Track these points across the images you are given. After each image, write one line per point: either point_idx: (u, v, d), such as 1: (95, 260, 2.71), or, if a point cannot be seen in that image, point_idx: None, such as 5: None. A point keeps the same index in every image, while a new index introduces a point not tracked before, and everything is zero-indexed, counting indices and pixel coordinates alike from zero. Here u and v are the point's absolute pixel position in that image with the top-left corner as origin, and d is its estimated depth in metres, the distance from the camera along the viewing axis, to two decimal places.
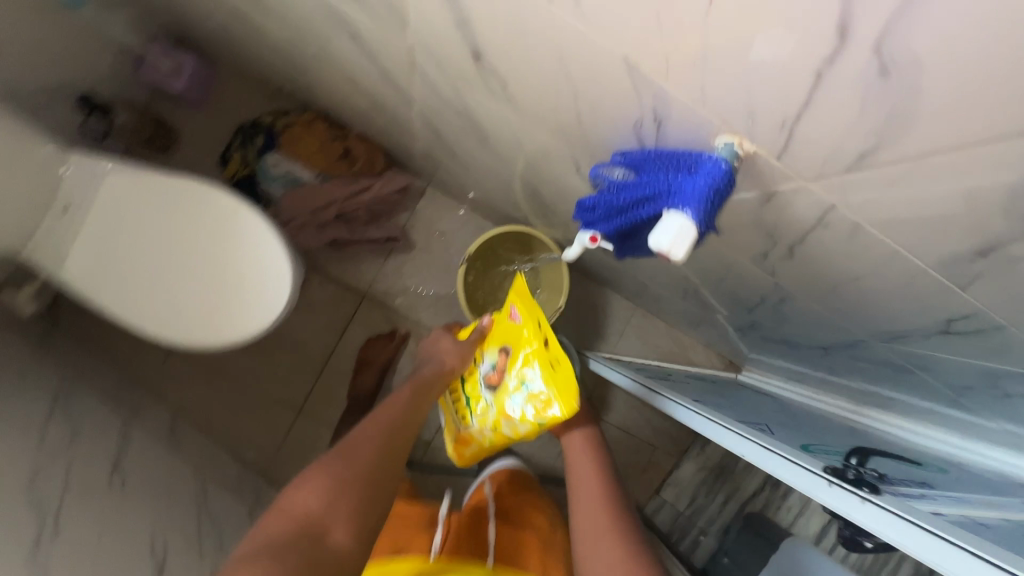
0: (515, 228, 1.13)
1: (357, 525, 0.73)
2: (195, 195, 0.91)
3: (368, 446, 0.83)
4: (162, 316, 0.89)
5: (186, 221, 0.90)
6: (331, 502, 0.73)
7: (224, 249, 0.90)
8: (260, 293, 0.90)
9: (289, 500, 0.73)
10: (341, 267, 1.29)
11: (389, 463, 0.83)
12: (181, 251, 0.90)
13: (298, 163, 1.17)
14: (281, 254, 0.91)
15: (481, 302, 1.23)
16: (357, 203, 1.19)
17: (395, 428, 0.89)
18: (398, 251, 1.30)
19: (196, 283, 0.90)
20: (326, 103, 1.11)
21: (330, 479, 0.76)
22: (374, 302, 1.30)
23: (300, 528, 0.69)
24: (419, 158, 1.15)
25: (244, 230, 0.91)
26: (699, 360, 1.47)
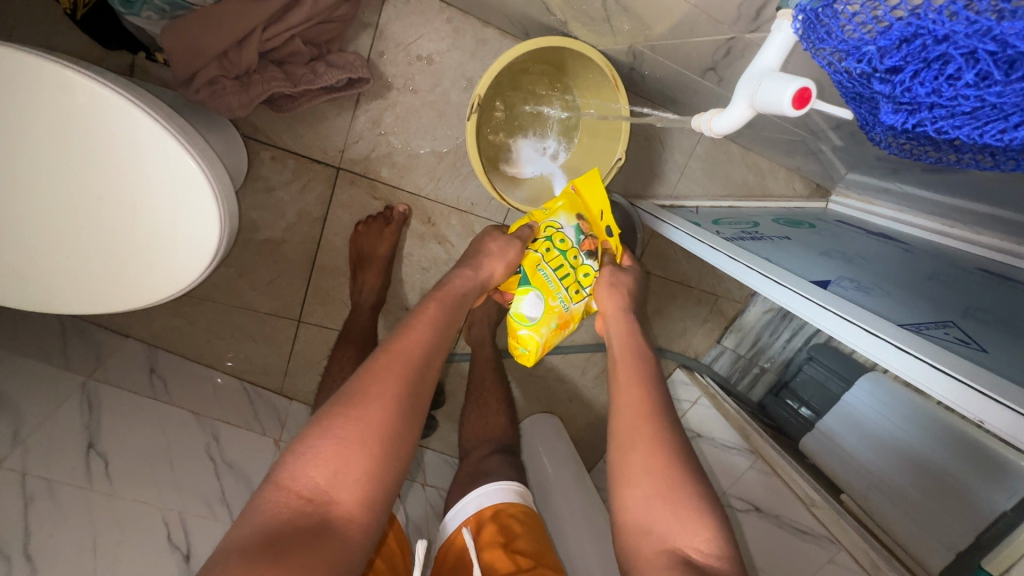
0: (550, 42, 0.73)
1: (379, 498, 0.50)
2: (7, 78, 0.54)
3: (391, 391, 0.53)
4: (49, 283, 0.62)
5: (3, 127, 0.55)
6: (342, 477, 0.49)
7: (95, 168, 0.58)
8: (178, 231, 0.61)
9: (285, 472, 0.49)
10: (296, 133, 0.91)
11: (424, 404, 0.56)
12: (29, 179, 0.57)
13: None
14: (192, 169, 0.59)
15: (499, 160, 0.89)
16: (288, 32, 0.75)
17: (430, 352, 0.58)
18: (368, 96, 0.90)
19: (76, 226, 0.60)
20: None
21: (344, 446, 0.49)
22: (354, 175, 0.95)
23: (305, 517, 0.47)
24: None
25: (119, 133, 0.57)
26: (776, 189, 1.17)
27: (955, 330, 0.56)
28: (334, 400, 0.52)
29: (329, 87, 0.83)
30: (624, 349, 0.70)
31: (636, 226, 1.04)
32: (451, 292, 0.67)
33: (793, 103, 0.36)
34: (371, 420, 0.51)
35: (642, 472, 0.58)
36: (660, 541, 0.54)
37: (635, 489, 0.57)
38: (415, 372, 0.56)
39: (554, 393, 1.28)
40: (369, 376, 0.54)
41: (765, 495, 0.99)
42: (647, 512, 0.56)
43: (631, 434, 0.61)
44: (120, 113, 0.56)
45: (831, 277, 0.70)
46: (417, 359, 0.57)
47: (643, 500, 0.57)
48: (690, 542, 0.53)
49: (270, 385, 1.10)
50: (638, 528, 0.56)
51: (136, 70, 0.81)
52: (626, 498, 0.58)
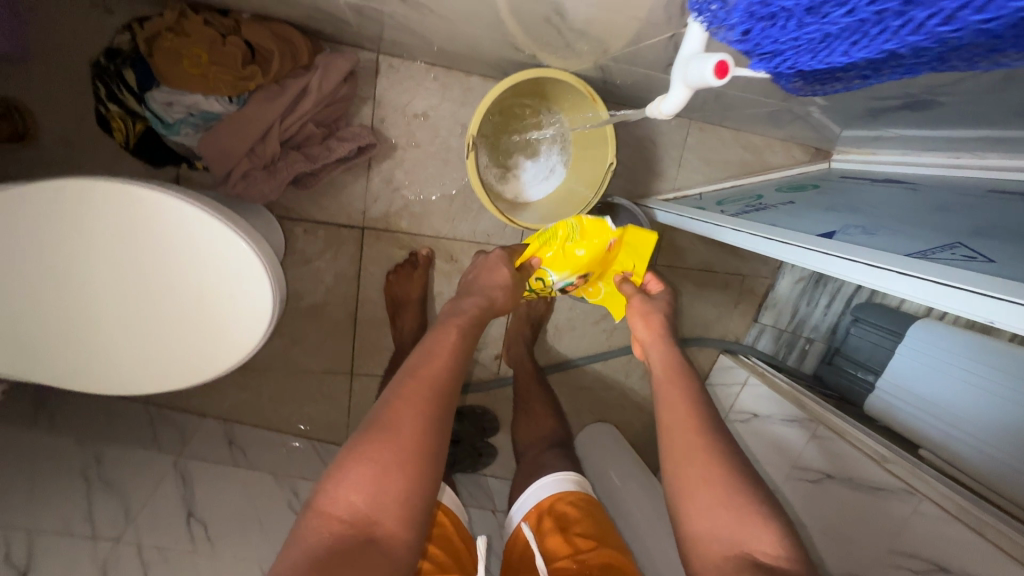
0: (526, 74, 0.80)
1: (419, 515, 0.53)
2: (77, 205, 0.65)
3: (418, 413, 0.55)
4: (133, 367, 0.72)
5: (84, 245, 0.66)
6: (380, 499, 0.51)
7: (158, 263, 0.68)
8: (237, 299, 0.70)
9: (325, 499, 0.52)
10: (322, 205, 1.02)
11: (452, 422, 0.58)
12: (109, 283, 0.68)
13: (194, 93, 0.79)
14: (237, 245, 0.68)
15: (504, 191, 0.96)
16: (300, 119, 0.86)
17: (453, 374, 0.61)
18: (378, 159, 1.00)
19: (152, 314, 0.70)
20: None
21: (378, 470, 0.52)
22: (378, 232, 1.04)
23: (348, 539, 0.50)
24: (352, 17, 0.78)
25: (170, 228, 0.67)
26: (775, 161, 1.19)
27: (961, 248, 0.58)
28: (363, 427, 0.55)
29: (341, 159, 0.93)
30: (667, 368, 0.74)
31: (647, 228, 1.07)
32: (472, 315, 0.71)
33: (715, 75, 0.41)
34: (403, 441, 0.53)
35: (696, 485, 0.60)
36: (727, 545, 0.57)
37: (696, 500, 0.60)
38: (440, 392, 0.58)
39: (603, 401, 1.30)
40: (395, 401, 0.56)
41: (829, 459, 0.98)
42: (711, 520, 0.58)
43: (689, 448, 0.63)
44: (168, 211, 0.67)
45: (837, 227, 0.72)
46: (441, 380, 0.59)
47: (707, 509, 0.59)
48: (757, 545, 0.56)
49: (336, 439, 1.17)
50: (703, 537, 0.58)
51: (181, 179, 0.93)
52: (690, 510, 0.60)
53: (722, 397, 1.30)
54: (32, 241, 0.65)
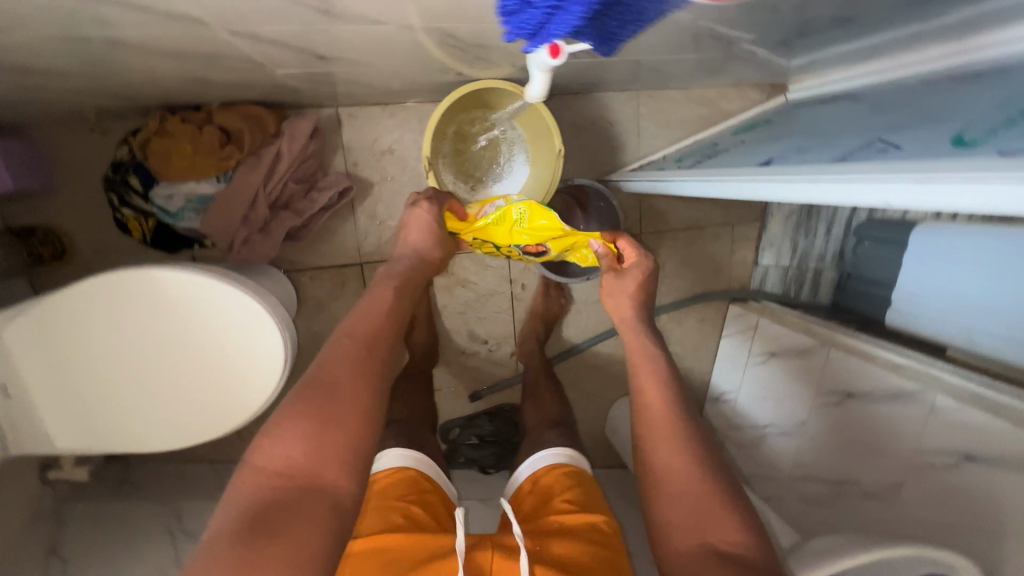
0: (462, 91, 0.88)
1: (359, 464, 0.54)
2: (102, 294, 0.76)
3: (356, 369, 0.59)
4: (172, 424, 0.81)
5: (115, 327, 0.77)
6: (320, 451, 0.53)
7: (176, 328, 0.78)
8: (253, 345, 0.80)
9: (261, 456, 0.53)
10: (321, 252, 1.12)
11: (388, 375, 0.62)
12: (141, 355, 0.79)
13: (188, 182, 0.91)
14: (241, 297, 0.79)
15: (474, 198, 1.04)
16: (280, 182, 0.96)
17: (388, 332, 0.65)
18: (359, 199, 1.10)
19: (182, 374, 0.80)
20: (159, 92, 0.85)
21: (319, 424, 0.54)
22: (375, 264, 1.14)
23: (290, 492, 0.51)
24: (304, 83, 0.89)
25: (181, 295, 0.78)
26: (732, 108, 1.22)
27: (880, 142, 0.61)
28: (300, 386, 0.57)
29: (325, 207, 1.03)
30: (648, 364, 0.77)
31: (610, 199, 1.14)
32: (405, 279, 0.76)
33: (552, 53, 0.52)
34: (343, 394, 0.56)
35: (676, 484, 0.66)
36: (692, 535, 0.63)
37: (670, 494, 0.66)
38: (376, 348, 0.62)
39: None
40: (334, 360, 0.59)
41: (846, 380, 0.98)
42: (681, 512, 0.64)
43: (665, 447, 0.69)
44: (176, 281, 0.77)
45: (775, 155, 0.76)
46: (376, 338, 0.63)
47: (678, 504, 0.65)
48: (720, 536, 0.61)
49: None
50: (671, 525, 0.64)
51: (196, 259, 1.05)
52: (665, 502, 0.66)
53: (736, 343, 1.32)
54: (70, 325, 0.76)
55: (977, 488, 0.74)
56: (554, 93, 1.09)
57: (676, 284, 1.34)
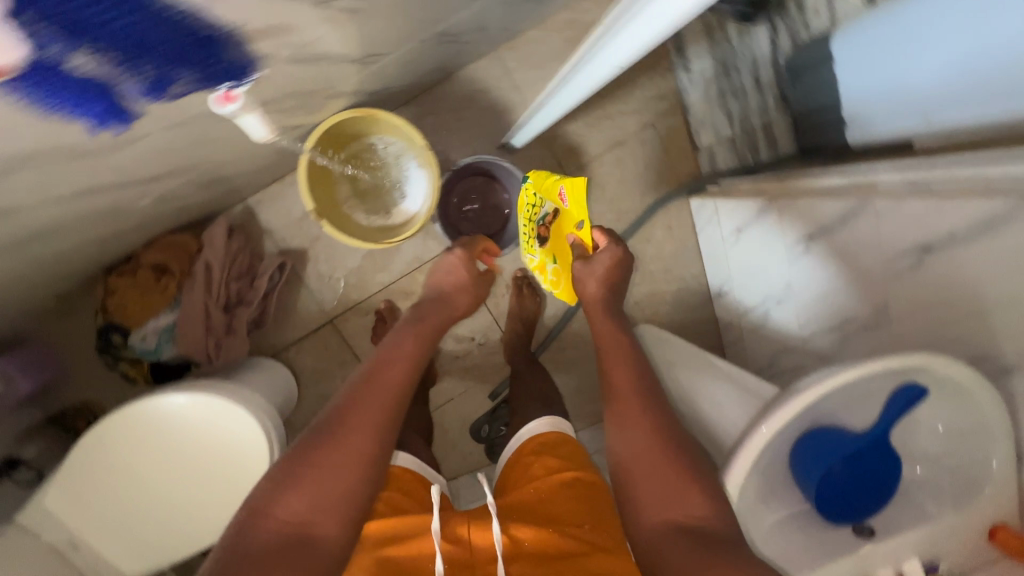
0: (314, 138, 0.91)
1: (352, 515, 0.68)
2: (104, 439, 0.84)
3: (368, 424, 0.74)
4: (207, 521, 0.88)
5: (128, 462, 0.85)
6: (322, 502, 0.67)
7: (175, 445, 0.86)
8: (243, 436, 0.85)
9: (270, 504, 0.66)
10: (293, 326, 1.20)
11: (393, 431, 0.76)
12: (158, 478, 0.86)
13: (150, 320, 1.03)
14: (216, 398, 0.84)
15: (381, 222, 1.07)
16: (222, 285, 1.06)
17: (402, 388, 0.80)
18: (303, 266, 1.18)
19: (198, 482, 0.87)
20: (94, 262, 0.97)
21: (329, 475, 0.68)
22: (343, 314, 1.22)
23: (290, 535, 0.64)
24: (198, 196, 0.98)
25: (167, 415, 0.84)
26: (596, 15, 1.17)
27: None
28: (315, 436, 0.72)
29: (271, 287, 1.12)
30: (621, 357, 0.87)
31: (500, 161, 1.11)
32: (429, 328, 0.90)
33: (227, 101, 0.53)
34: (354, 446, 0.71)
35: (647, 469, 0.72)
36: (660, 512, 0.69)
37: (640, 482, 0.72)
38: (391, 404, 0.77)
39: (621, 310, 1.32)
40: (352, 413, 0.74)
41: (802, 224, 0.92)
42: (646, 494, 0.71)
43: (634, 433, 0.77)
44: (157, 405, 0.84)
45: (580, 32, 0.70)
46: (390, 394, 0.78)
47: (647, 488, 0.71)
48: (681, 510, 0.67)
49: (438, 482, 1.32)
50: (635, 507, 0.72)
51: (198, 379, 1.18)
52: (636, 488, 0.72)
53: (709, 232, 1.25)
54: (88, 475, 0.84)
55: (946, 278, 0.68)
56: (418, 91, 1.11)
57: (628, 205, 1.28)
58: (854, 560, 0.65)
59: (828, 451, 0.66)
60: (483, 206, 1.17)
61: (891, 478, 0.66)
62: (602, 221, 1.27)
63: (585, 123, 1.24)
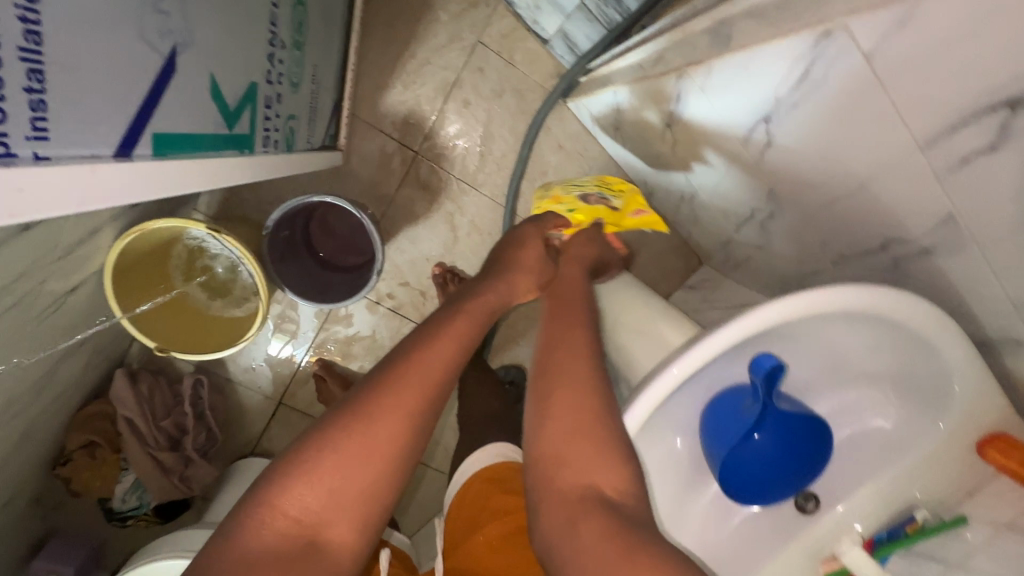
0: (108, 288, 0.83)
1: (371, 525, 0.53)
2: None
3: (407, 408, 0.54)
4: None
5: None
6: (337, 505, 0.51)
7: None
8: None
9: (279, 494, 0.50)
10: (251, 420, 1.20)
11: (438, 415, 0.57)
12: None
13: (116, 485, 1.08)
14: (158, 562, 0.86)
15: (245, 309, 0.99)
16: (152, 432, 1.06)
17: (453, 363, 0.59)
18: (224, 368, 1.16)
19: None
20: (33, 467, 1.00)
21: (351, 468, 0.52)
22: (287, 389, 1.19)
23: (294, 544, 0.49)
24: (73, 372, 0.95)
25: None
26: None
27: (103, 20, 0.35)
28: (348, 409, 0.54)
29: (200, 406, 1.11)
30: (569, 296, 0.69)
31: (310, 196, 0.90)
32: (490, 300, 0.66)
33: None
34: (386, 432, 0.53)
35: (575, 431, 0.52)
36: (574, 484, 0.50)
37: (555, 426, 0.53)
38: (438, 383, 0.57)
39: None
40: (388, 382, 0.55)
41: (656, 107, 0.68)
42: (572, 446, 0.52)
43: (584, 374, 0.56)
44: None
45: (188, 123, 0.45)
46: (441, 372, 0.57)
47: (568, 441, 0.52)
48: (607, 476, 0.50)
49: None
50: (553, 462, 0.52)
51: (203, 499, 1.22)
52: (550, 437, 0.53)
53: (602, 134, 1.03)
54: None
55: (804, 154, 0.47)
56: None
57: (499, 147, 1.07)
58: (800, 546, 0.52)
59: (731, 425, 0.52)
60: (346, 226, 1.04)
61: (815, 463, 0.52)
62: (482, 180, 1.08)
63: (406, 80, 1.02)
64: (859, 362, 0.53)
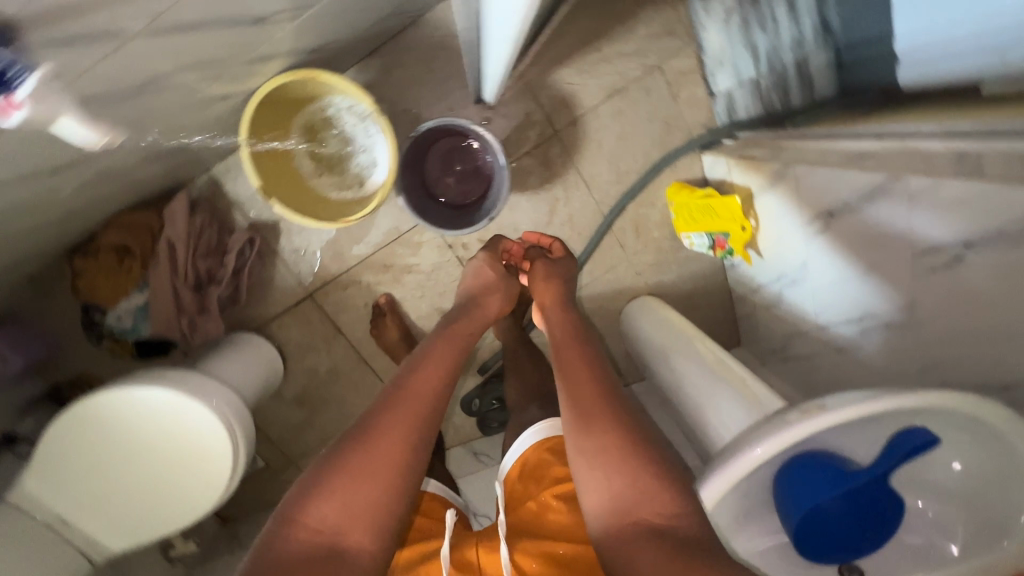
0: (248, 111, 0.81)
1: (384, 528, 0.65)
2: (66, 431, 0.84)
3: (403, 436, 0.69)
4: (174, 504, 0.87)
5: (89, 451, 0.85)
6: (352, 514, 0.64)
7: (131, 437, 0.85)
8: (196, 425, 0.85)
9: (301, 509, 0.64)
10: (273, 299, 1.16)
11: (430, 439, 0.72)
12: (119, 467, 0.85)
13: (122, 299, 1.02)
14: (164, 388, 0.83)
15: (342, 195, 0.98)
16: (188, 265, 1.02)
17: (438, 396, 0.75)
18: (275, 240, 1.13)
19: (159, 470, 0.86)
20: (55, 243, 0.94)
21: (358, 485, 0.65)
22: (323, 288, 1.17)
23: (320, 548, 0.62)
24: (150, 173, 0.91)
25: (119, 410, 0.84)
26: None
27: None
28: (353, 438, 0.69)
29: (241, 263, 1.08)
30: (565, 332, 0.85)
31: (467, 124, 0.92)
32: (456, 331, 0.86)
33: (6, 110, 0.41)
34: (387, 452, 0.67)
35: (611, 468, 0.65)
36: (630, 518, 0.61)
37: (602, 469, 0.66)
38: (427, 410, 0.72)
39: (620, 281, 1.20)
40: (388, 413, 0.71)
41: (828, 198, 0.76)
42: (612, 486, 0.64)
43: (591, 411, 0.71)
44: (108, 400, 0.83)
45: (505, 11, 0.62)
46: (429, 402, 0.73)
47: (612, 484, 0.64)
48: (655, 509, 0.61)
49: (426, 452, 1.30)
50: (611, 500, 0.64)
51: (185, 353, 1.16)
52: (595, 480, 0.66)
53: None
54: (57, 467, 0.85)
55: None
56: (380, 40, 0.98)
57: (628, 163, 1.12)
58: None
59: (820, 485, 0.57)
60: (468, 168, 1.05)
61: (874, 538, 0.58)
62: (597, 184, 1.13)
63: (580, 67, 1.06)
64: (938, 479, 0.60)
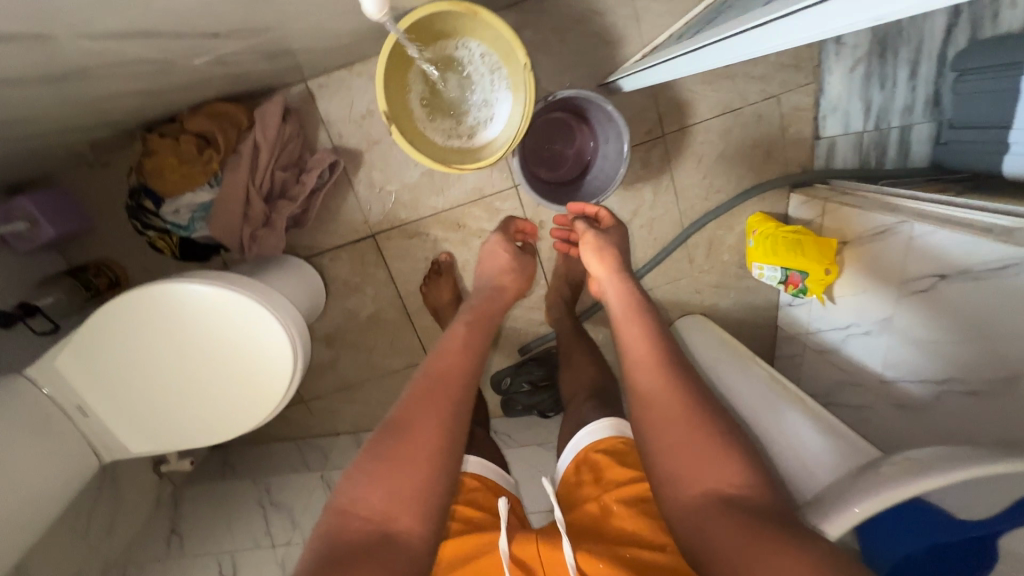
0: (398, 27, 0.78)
1: (432, 511, 0.62)
2: (117, 318, 0.77)
3: (437, 419, 0.66)
4: (217, 413, 0.82)
5: (136, 343, 0.79)
6: (397, 499, 0.61)
7: (187, 334, 0.79)
8: (257, 332, 0.79)
9: (346, 499, 0.61)
10: (333, 231, 1.11)
11: (466, 419, 0.69)
12: (165, 364, 0.80)
13: (187, 192, 0.94)
14: (227, 284, 0.77)
15: (450, 142, 0.94)
16: (267, 173, 0.96)
17: (469, 376, 0.72)
18: (353, 170, 1.08)
19: (208, 374, 0.80)
20: (138, 113, 0.87)
21: (397, 468, 0.62)
22: (388, 232, 1.12)
23: (370, 536, 0.58)
24: (262, 66, 0.86)
25: (175, 304, 0.78)
26: None
27: None
28: (381, 430, 0.66)
29: (318, 187, 1.02)
30: (622, 303, 0.81)
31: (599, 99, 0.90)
32: (478, 313, 0.83)
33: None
34: (423, 436, 0.65)
35: (683, 447, 0.63)
36: (702, 489, 0.60)
37: (672, 439, 0.64)
38: (460, 391, 0.70)
39: (679, 296, 1.21)
40: (419, 398, 0.68)
41: (933, 258, 0.79)
42: (682, 464, 0.62)
43: (656, 390, 0.68)
44: (165, 291, 0.77)
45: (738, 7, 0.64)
46: (460, 384, 0.71)
47: (680, 463, 0.62)
48: (726, 483, 0.59)
49: None
50: (679, 474, 0.62)
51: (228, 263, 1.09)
52: (665, 458, 0.64)
53: None
54: (100, 353, 0.79)
55: None
56: None
57: (719, 183, 1.13)
58: None
59: (926, 531, 0.58)
60: (572, 149, 1.04)
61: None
62: (686, 197, 1.13)
63: (701, 80, 1.07)
64: None
